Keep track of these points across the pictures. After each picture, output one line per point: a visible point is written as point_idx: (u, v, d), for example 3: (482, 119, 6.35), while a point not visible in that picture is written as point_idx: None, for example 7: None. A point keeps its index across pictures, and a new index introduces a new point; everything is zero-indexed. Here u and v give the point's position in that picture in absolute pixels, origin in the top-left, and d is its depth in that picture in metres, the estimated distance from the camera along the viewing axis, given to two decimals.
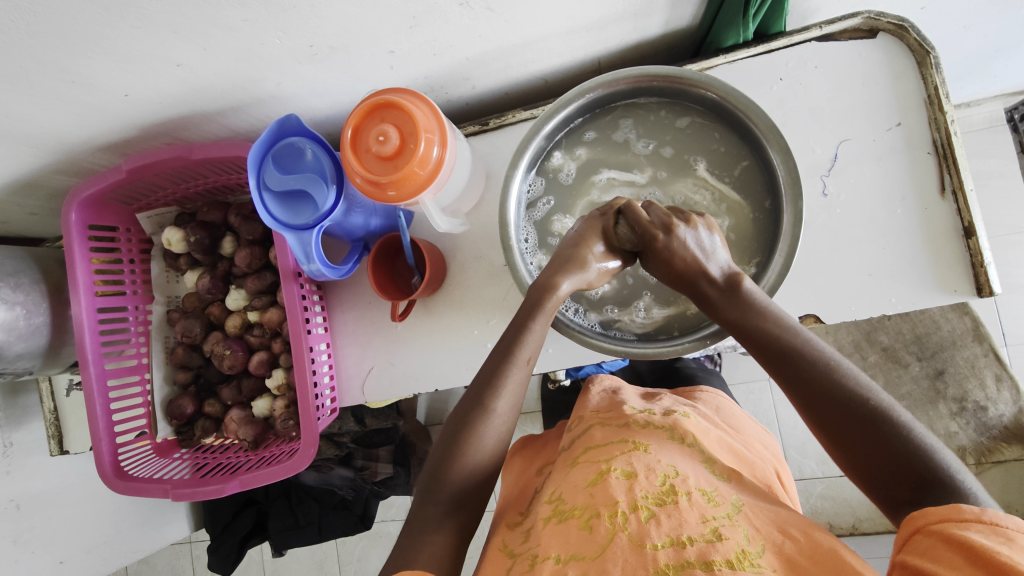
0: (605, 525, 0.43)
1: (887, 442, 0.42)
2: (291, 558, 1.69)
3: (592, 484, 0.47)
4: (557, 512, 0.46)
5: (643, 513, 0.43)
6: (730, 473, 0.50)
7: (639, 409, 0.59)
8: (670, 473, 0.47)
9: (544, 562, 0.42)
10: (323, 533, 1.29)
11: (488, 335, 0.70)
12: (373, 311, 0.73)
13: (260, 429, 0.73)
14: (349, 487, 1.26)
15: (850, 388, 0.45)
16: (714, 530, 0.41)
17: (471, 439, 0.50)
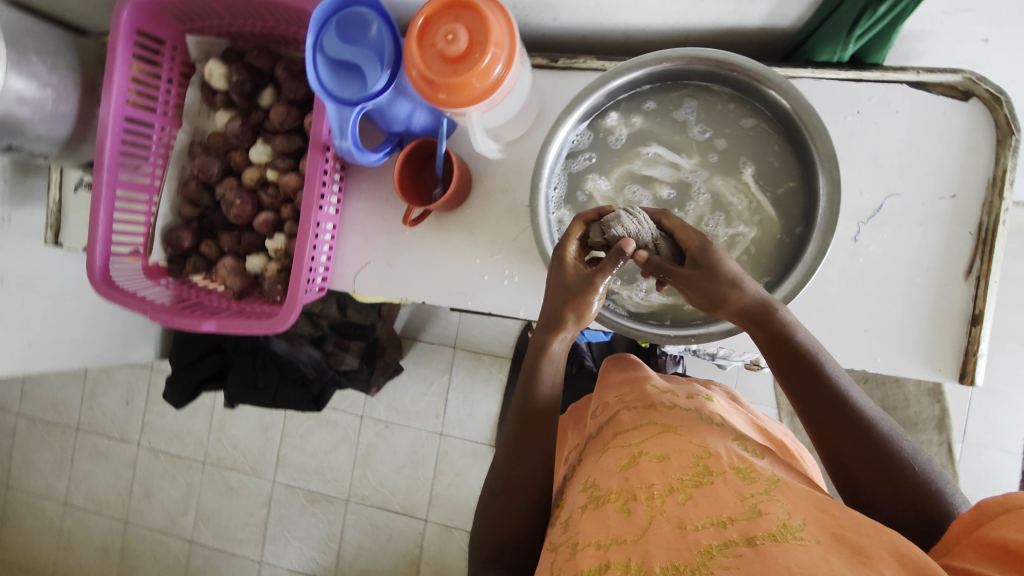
0: (640, 508, 0.50)
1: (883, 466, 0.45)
2: (239, 414, 1.77)
3: (626, 468, 0.55)
4: (591, 498, 0.54)
5: (681, 497, 0.50)
6: (760, 452, 0.57)
7: (664, 391, 0.68)
8: (704, 456, 0.53)
9: (586, 547, 0.48)
10: (276, 401, 1.33)
11: (488, 268, 0.71)
12: (387, 209, 0.73)
13: (248, 283, 0.75)
14: (312, 367, 1.31)
15: (853, 407, 0.47)
16: (753, 505, 0.46)
17: (506, 498, 0.55)
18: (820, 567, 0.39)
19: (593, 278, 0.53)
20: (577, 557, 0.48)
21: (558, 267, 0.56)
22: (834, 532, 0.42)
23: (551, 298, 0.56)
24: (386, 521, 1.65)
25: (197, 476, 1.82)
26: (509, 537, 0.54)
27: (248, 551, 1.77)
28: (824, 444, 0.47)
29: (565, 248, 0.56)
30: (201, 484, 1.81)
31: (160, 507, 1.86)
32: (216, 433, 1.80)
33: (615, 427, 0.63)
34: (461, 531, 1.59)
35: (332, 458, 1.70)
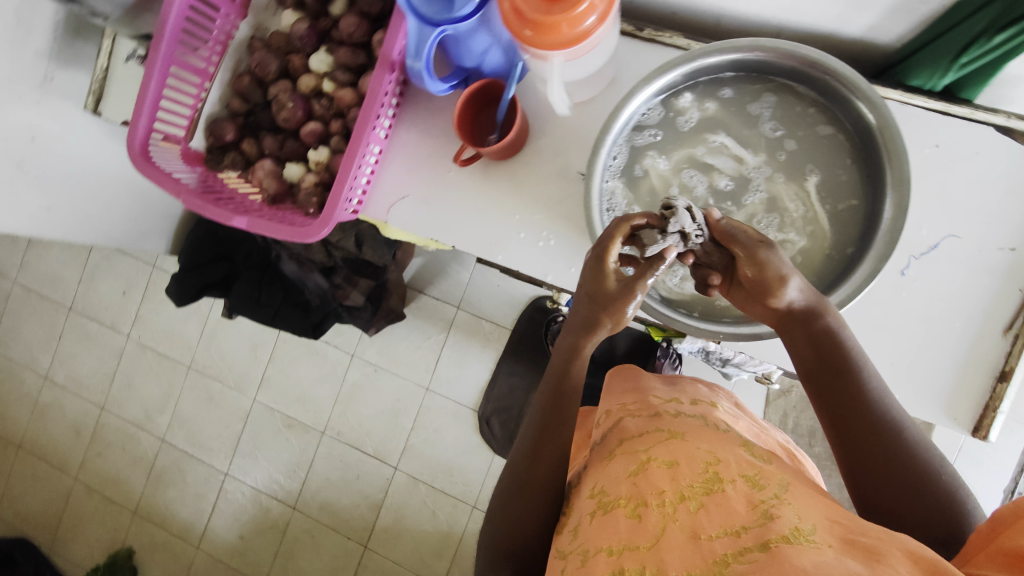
0: (651, 515, 0.53)
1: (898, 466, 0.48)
2: (232, 327, 1.78)
3: (635, 474, 0.58)
4: (601, 503, 0.58)
5: (692, 506, 0.52)
6: (767, 458, 0.60)
7: (668, 400, 0.72)
8: (713, 462, 0.56)
9: (597, 554, 0.52)
10: (274, 320, 1.33)
11: (525, 227, 0.70)
12: (436, 146, 0.71)
13: (283, 189, 0.74)
14: (318, 295, 1.31)
15: (879, 416, 0.50)
16: (765, 512, 0.48)
17: (522, 497, 0.62)
18: (836, 566, 0.40)
19: (632, 287, 0.55)
20: (588, 564, 0.52)
21: (597, 270, 0.56)
22: (844, 538, 0.43)
23: (588, 301, 0.57)
24: (356, 461, 1.67)
25: (179, 379, 1.83)
26: (524, 537, 0.61)
27: (216, 460, 1.79)
28: (848, 456, 0.50)
29: (606, 251, 0.55)
30: (182, 388, 1.82)
31: (137, 401, 1.87)
32: (206, 341, 1.81)
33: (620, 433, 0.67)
34: (426, 486, 1.61)
35: (315, 389, 1.71)
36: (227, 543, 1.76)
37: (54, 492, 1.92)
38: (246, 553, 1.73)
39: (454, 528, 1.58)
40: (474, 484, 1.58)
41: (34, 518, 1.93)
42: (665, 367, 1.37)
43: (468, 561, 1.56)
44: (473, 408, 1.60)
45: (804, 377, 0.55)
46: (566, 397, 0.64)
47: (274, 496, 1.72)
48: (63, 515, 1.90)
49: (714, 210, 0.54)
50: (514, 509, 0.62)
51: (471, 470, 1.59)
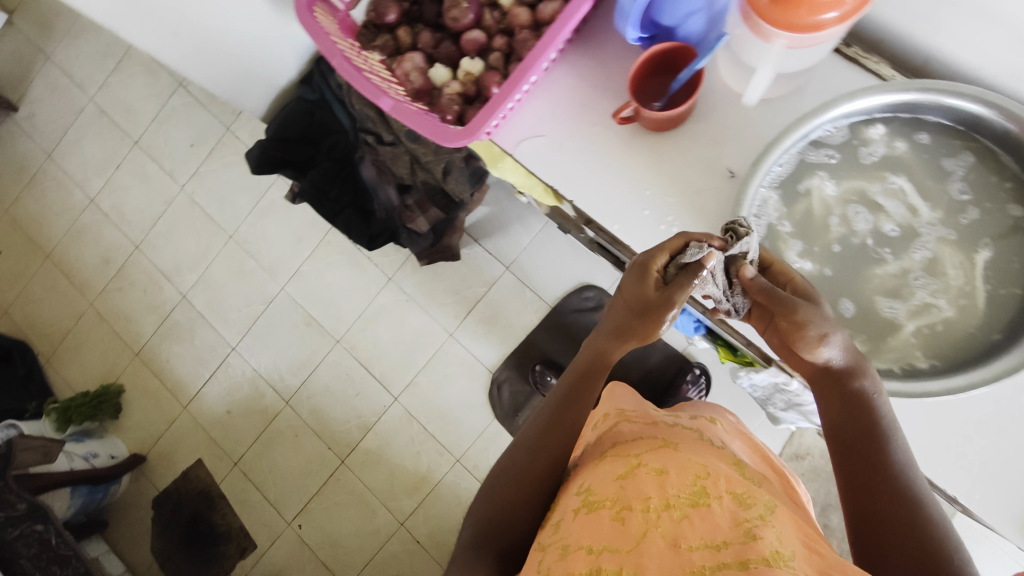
0: (636, 519, 0.53)
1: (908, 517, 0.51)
2: (284, 213, 1.78)
3: (623, 477, 0.60)
4: (586, 503, 0.59)
5: (677, 514, 0.53)
6: (756, 480, 0.61)
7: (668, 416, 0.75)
8: (703, 475, 0.57)
9: (577, 551, 0.53)
10: (336, 217, 1.32)
11: (650, 205, 0.67)
12: (592, 95, 0.69)
13: (425, 88, 0.72)
14: (384, 210, 1.29)
15: (897, 487, 0.52)
16: (748, 531, 0.49)
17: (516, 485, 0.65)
18: None
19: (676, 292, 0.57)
20: (566, 559, 0.53)
21: (640, 277, 0.60)
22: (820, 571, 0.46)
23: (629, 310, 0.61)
24: (359, 379, 1.68)
25: (218, 245, 1.84)
26: (512, 524, 0.63)
27: (228, 333, 1.80)
28: (858, 526, 0.53)
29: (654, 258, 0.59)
30: (217, 254, 1.84)
31: (170, 252, 1.89)
32: (254, 218, 1.81)
33: (615, 437, 0.70)
34: (419, 426, 1.62)
35: (344, 299, 1.71)
36: (213, 414, 1.78)
37: (68, 309, 1.96)
38: (229, 429, 1.76)
39: (432, 474, 1.59)
40: (466, 440, 1.58)
41: (41, 327, 1.97)
42: (691, 394, 1.34)
43: (436, 508, 1.58)
44: (489, 369, 1.59)
45: (838, 456, 0.57)
46: (580, 397, 0.69)
47: (272, 385, 1.74)
48: (69, 334, 1.94)
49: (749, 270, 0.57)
50: (498, 505, 0.64)
51: (467, 426, 1.59)
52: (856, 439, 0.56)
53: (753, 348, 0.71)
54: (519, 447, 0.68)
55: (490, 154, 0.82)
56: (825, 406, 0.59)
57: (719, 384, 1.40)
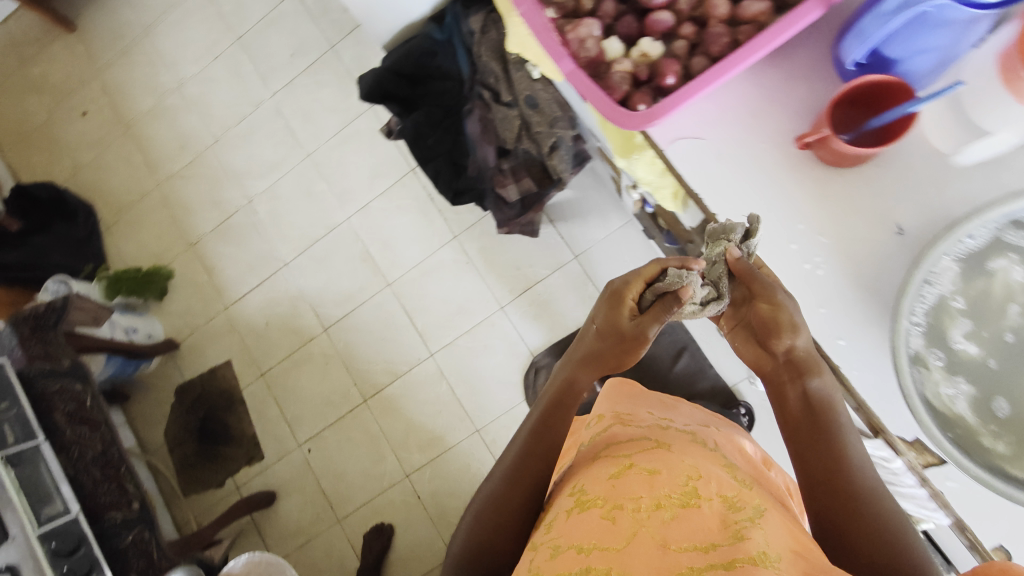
0: (623, 518, 0.55)
1: (865, 511, 0.51)
2: (367, 145, 1.77)
3: (614, 478, 0.61)
4: (578, 503, 0.60)
5: (665, 515, 0.54)
6: (748, 482, 0.62)
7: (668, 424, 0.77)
8: (695, 478, 0.58)
9: (568, 551, 0.54)
10: (427, 163, 1.30)
11: (801, 239, 0.63)
12: (773, 109, 0.64)
13: (597, 59, 0.67)
14: (477, 166, 1.26)
15: (865, 491, 0.52)
16: (737, 531, 0.51)
17: (501, 504, 0.64)
18: None
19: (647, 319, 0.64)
20: (556, 559, 0.54)
21: (615, 308, 0.67)
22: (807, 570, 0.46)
23: (606, 336, 0.67)
24: (400, 326, 1.67)
25: (294, 160, 1.84)
26: (501, 542, 0.62)
27: (282, 248, 1.81)
28: (829, 539, 0.52)
29: (628, 287, 0.67)
30: (290, 168, 1.83)
31: (246, 154, 1.89)
32: (335, 141, 1.80)
33: (611, 440, 0.72)
34: (447, 387, 1.62)
35: (404, 246, 1.70)
36: (251, 322, 1.80)
37: (137, 185, 1.99)
38: (263, 341, 1.78)
39: (447, 437, 1.60)
40: (489, 414, 1.58)
41: (107, 194, 2.00)
42: None
43: (443, 470, 1.58)
44: (531, 352, 1.58)
45: (800, 470, 0.57)
46: (561, 414, 0.68)
47: (314, 309, 1.75)
48: (133, 208, 1.97)
49: (734, 248, 0.62)
50: (486, 524, 0.64)
51: (494, 400, 1.58)
52: (818, 450, 0.55)
53: (860, 415, 0.64)
54: (501, 468, 0.67)
55: (627, 141, 0.79)
56: (783, 395, 0.59)
57: (758, 429, 1.36)
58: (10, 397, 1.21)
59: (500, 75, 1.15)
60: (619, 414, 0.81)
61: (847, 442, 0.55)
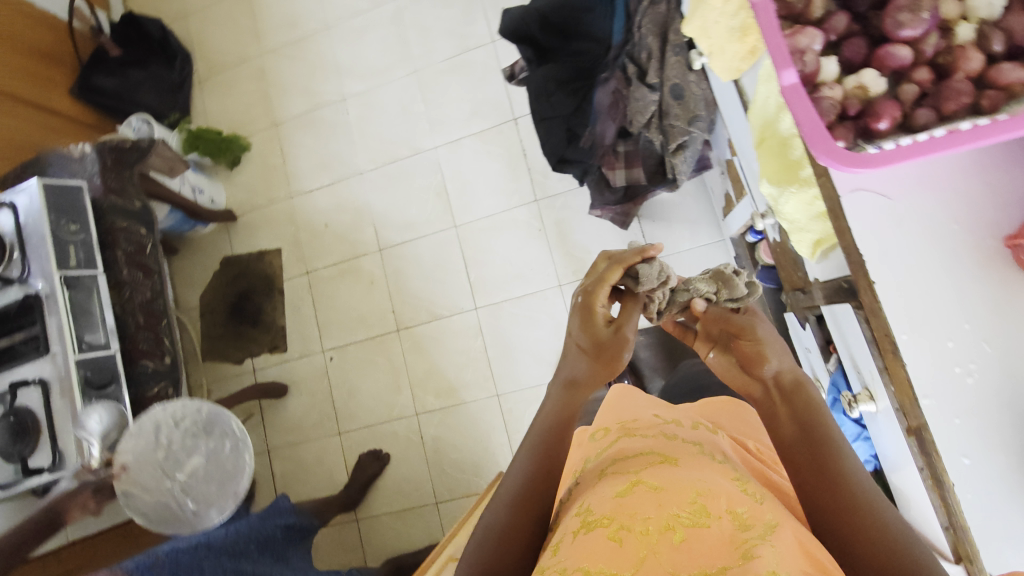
0: (631, 541, 0.49)
1: (867, 520, 0.48)
2: (477, 80, 1.69)
3: (622, 495, 0.56)
4: (585, 523, 0.54)
5: (674, 539, 0.49)
6: (759, 495, 0.55)
7: (671, 426, 0.72)
8: (701, 492, 0.53)
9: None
10: (542, 119, 1.22)
11: (958, 338, 0.57)
12: (974, 193, 0.59)
13: (812, 76, 0.59)
14: (592, 140, 1.18)
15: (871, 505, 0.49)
16: (747, 550, 0.46)
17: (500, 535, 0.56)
18: None
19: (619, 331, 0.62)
20: None
21: (584, 320, 0.63)
22: None
23: (580, 348, 0.63)
24: (453, 271, 1.65)
25: (399, 72, 1.77)
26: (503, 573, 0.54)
27: (361, 157, 1.77)
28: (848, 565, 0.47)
29: (595, 296, 0.63)
30: (392, 79, 1.77)
31: (353, 50, 1.83)
32: (445, 66, 1.72)
33: (617, 453, 0.66)
34: (481, 345, 1.60)
35: (482, 194, 1.65)
36: (311, 219, 1.79)
37: (239, 48, 1.95)
38: (317, 241, 1.78)
39: (465, 391, 1.59)
40: (513, 384, 1.56)
41: (207, 48, 1.97)
42: None
43: (453, 421, 1.59)
44: None
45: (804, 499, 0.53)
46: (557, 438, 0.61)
47: (375, 227, 1.73)
48: (228, 70, 1.94)
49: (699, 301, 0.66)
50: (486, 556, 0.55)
51: (523, 373, 1.56)
52: (819, 469, 0.52)
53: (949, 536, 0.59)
54: (493, 517, 0.57)
55: (788, 170, 0.73)
56: (777, 421, 0.57)
57: None
58: (81, 221, 1.21)
59: (654, 54, 1.09)
60: (625, 425, 0.75)
61: (848, 459, 0.52)
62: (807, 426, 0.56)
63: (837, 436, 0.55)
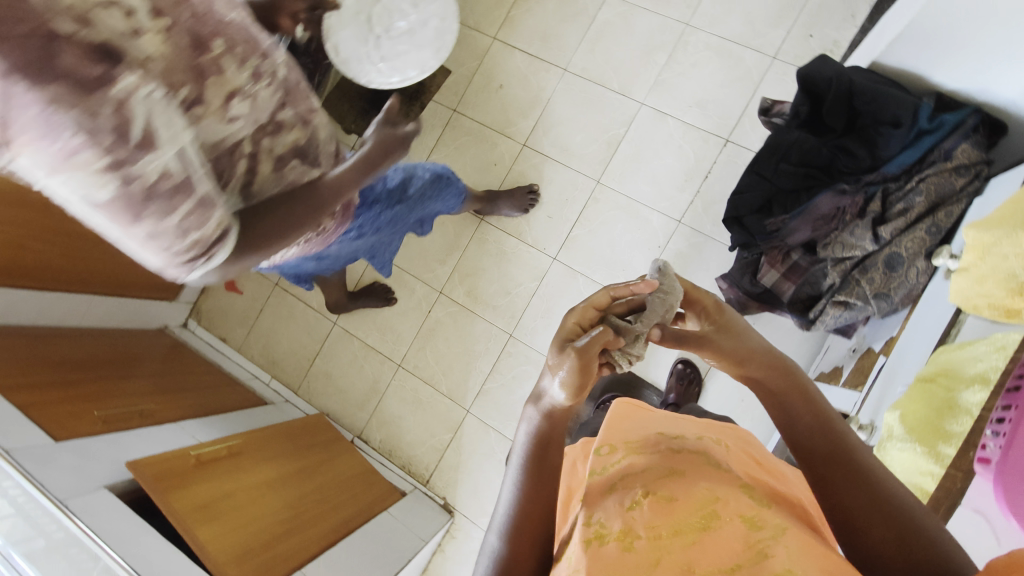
0: (641, 542, 0.55)
1: (868, 486, 0.53)
2: (730, 80, 1.54)
3: (632, 506, 0.60)
4: (597, 535, 0.56)
5: (686, 541, 0.55)
6: (766, 500, 0.60)
7: (672, 439, 0.73)
8: (713, 501, 0.59)
9: None
10: (756, 171, 1.12)
11: None
12: None
13: None
14: (776, 228, 1.10)
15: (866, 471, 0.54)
16: (760, 549, 0.52)
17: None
18: None
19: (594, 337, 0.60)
20: None
21: (564, 330, 0.64)
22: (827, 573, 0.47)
23: (558, 350, 0.61)
24: (564, 214, 1.61)
25: (672, 10, 1.60)
26: None
27: (577, 55, 1.66)
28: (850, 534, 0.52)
29: (579, 313, 0.65)
30: (662, 12, 1.61)
31: None
32: (716, 41, 1.56)
33: (623, 465, 0.68)
34: (532, 289, 1.59)
35: (643, 178, 1.57)
36: (494, 69, 1.72)
37: None
38: (483, 92, 1.72)
39: (491, 310, 1.62)
40: (530, 339, 1.58)
41: None
42: None
43: (463, 322, 1.64)
44: None
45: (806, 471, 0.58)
46: (546, 457, 0.60)
47: (537, 122, 1.67)
48: None
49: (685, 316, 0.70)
50: None
51: (544, 339, 1.57)
52: (814, 447, 0.58)
53: None
54: (489, 547, 0.57)
55: (929, 430, 0.70)
56: (764, 399, 0.64)
57: None
58: None
59: (909, 217, 0.99)
60: (623, 440, 0.74)
61: (840, 430, 0.58)
62: (810, 414, 0.60)
63: (827, 412, 0.60)
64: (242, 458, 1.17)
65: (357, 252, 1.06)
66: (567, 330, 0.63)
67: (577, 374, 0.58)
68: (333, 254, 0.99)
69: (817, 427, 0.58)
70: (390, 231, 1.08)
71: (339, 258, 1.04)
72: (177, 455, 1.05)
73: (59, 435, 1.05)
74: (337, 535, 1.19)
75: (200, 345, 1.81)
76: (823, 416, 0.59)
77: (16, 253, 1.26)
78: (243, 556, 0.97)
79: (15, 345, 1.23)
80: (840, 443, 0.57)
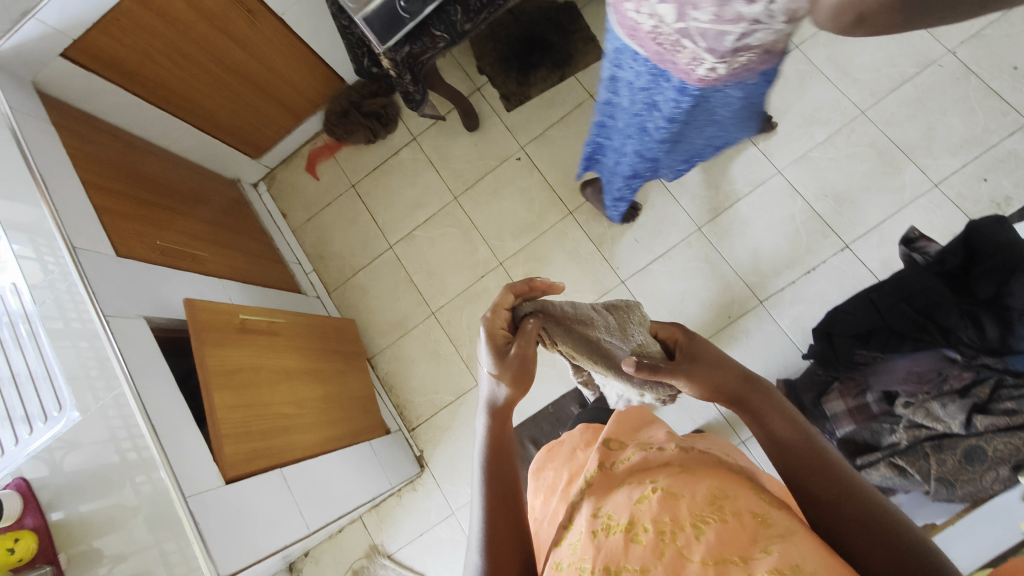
0: (646, 534, 0.55)
1: (847, 496, 0.56)
2: (879, 189, 1.43)
3: (638, 500, 0.60)
4: (605, 526, 0.58)
5: (693, 533, 0.53)
6: (777, 502, 0.58)
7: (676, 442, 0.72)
8: (721, 501, 0.56)
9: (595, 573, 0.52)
10: (871, 299, 1.05)
11: None
12: None
13: None
14: (864, 359, 1.06)
15: (841, 477, 0.57)
16: (764, 547, 0.48)
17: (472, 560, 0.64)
18: None
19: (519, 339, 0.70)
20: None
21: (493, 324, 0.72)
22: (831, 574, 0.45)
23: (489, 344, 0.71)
24: (651, 244, 1.55)
25: (854, 92, 1.49)
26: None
27: None
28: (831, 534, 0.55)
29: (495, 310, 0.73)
30: (844, 90, 1.49)
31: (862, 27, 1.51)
32: (883, 143, 1.45)
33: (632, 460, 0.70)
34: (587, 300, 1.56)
35: (745, 244, 1.49)
36: None
37: None
38: None
39: None
40: None
41: None
42: None
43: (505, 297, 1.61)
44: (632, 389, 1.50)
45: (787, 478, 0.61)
46: (506, 453, 0.72)
47: None
48: None
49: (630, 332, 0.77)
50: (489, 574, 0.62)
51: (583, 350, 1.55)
52: (795, 455, 0.61)
53: None
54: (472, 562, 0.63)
55: None
56: (753, 415, 0.66)
57: None
58: None
59: (1014, 420, 0.93)
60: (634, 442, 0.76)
61: (821, 442, 0.62)
62: (791, 430, 0.63)
63: (810, 428, 0.63)
64: (277, 338, 1.20)
65: (650, 133, 0.97)
66: (491, 337, 0.71)
67: (517, 364, 0.69)
68: (655, 104, 0.89)
69: (798, 437, 0.62)
70: (681, 140, 1.00)
71: (640, 113, 0.94)
72: (227, 312, 1.06)
73: (120, 250, 1.07)
74: (323, 448, 1.21)
75: (262, 211, 1.83)
76: (804, 429, 0.63)
77: (142, 61, 1.27)
78: (240, 435, 0.98)
79: (108, 146, 1.25)
80: (818, 454, 0.60)
